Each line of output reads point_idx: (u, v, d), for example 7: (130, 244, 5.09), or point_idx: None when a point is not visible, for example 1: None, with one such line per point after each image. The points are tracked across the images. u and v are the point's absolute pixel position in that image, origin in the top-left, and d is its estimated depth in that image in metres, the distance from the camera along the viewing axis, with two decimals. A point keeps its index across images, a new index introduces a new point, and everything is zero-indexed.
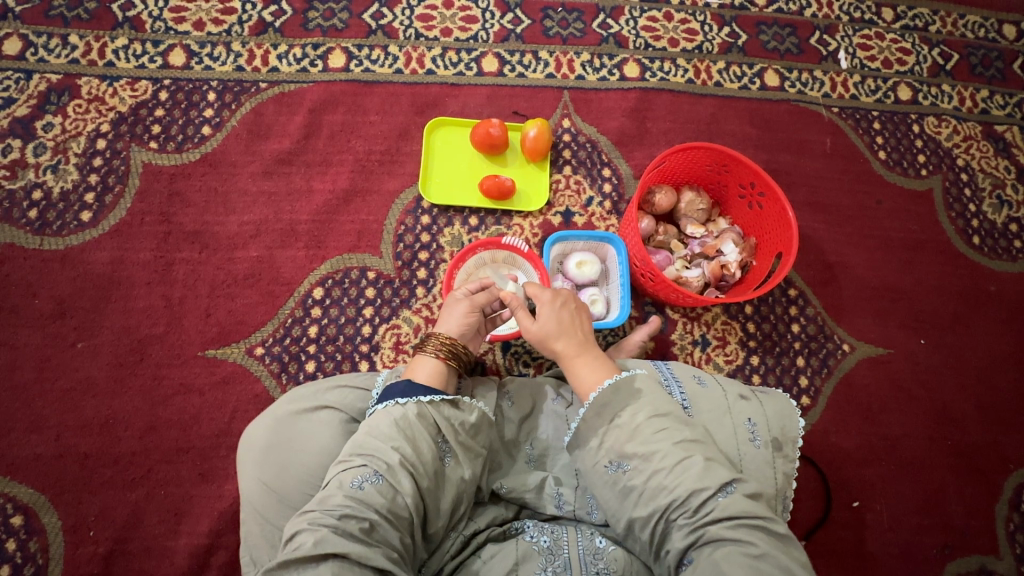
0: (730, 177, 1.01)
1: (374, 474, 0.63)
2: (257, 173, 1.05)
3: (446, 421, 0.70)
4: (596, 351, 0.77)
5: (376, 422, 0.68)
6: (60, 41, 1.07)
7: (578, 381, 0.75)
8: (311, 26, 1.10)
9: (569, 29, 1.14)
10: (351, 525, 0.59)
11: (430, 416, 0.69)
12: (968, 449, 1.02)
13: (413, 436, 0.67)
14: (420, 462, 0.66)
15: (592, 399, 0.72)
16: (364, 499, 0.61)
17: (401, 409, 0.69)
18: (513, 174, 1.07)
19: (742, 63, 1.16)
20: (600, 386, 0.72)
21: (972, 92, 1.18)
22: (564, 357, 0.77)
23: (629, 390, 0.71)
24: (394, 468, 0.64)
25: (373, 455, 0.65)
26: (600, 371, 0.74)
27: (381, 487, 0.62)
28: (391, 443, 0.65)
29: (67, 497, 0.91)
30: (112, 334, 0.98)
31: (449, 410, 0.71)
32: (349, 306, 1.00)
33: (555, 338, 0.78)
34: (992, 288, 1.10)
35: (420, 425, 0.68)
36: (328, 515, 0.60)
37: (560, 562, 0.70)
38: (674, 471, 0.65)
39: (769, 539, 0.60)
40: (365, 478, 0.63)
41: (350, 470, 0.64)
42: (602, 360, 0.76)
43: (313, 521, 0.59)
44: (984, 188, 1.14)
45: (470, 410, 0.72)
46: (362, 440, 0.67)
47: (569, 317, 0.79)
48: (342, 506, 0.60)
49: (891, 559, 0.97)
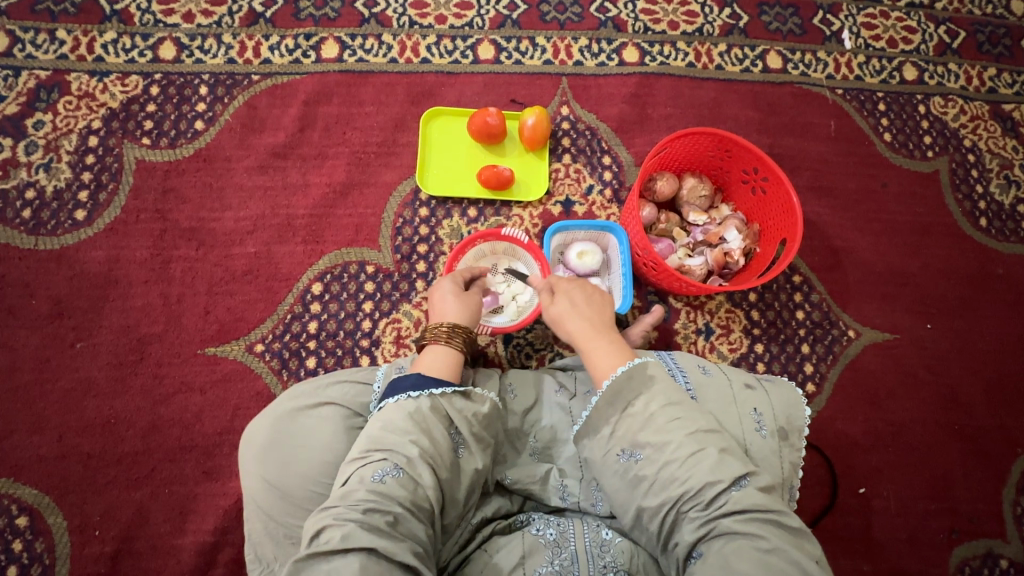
0: (733, 163, 0.99)
1: (394, 467, 0.62)
2: (252, 168, 1.04)
3: (459, 413, 0.70)
4: (609, 336, 0.76)
5: (389, 416, 0.67)
6: (47, 37, 1.05)
7: (593, 365, 0.74)
8: (302, 16, 1.08)
9: (567, 14, 1.12)
10: (376, 520, 0.58)
11: (443, 408, 0.69)
12: (976, 433, 1.02)
13: (429, 428, 0.67)
14: (438, 453, 0.66)
15: (605, 387, 0.70)
16: (387, 492, 0.61)
17: (414, 402, 0.68)
18: (512, 164, 1.06)
19: (744, 45, 1.14)
20: (612, 374, 0.71)
21: (979, 70, 1.15)
22: (579, 341, 0.76)
23: (641, 377, 0.70)
24: (414, 460, 0.63)
25: (391, 449, 0.64)
26: (614, 357, 0.73)
27: (403, 480, 0.62)
28: (408, 436, 0.65)
29: (70, 498, 0.91)
30: (111, 334, 0.97)
31: (461, 402, 0.71)
32: (348, 301, 0.99)
33: (568, 324, 0.78)
34: (999, 271, 1.08)
35: (434, 417, 0.68)
36: (353, 510, 0.59)
37: (566, 555, 0.69)
38: (687, 463, 0.64)
39: (781, 532, 0.60)
40: (386, 471, 0.62)
41: (369, 464, 0.63)
42: (615, 345, 0.75)
43: (338, 516, 0.59)
44: (991, 169, 1.12)
45: (481, 400, 0.72)
46: (377, 433, 0.66)
47: (583, 303, 0.79)
48: (366, 500, 0.60)
49: (898, 544, 0.96)
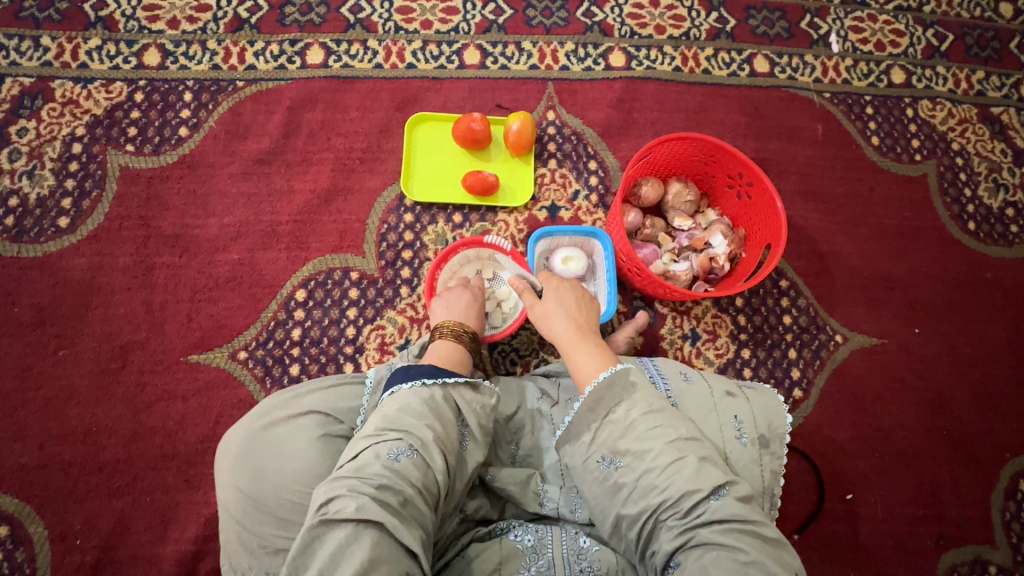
0: (718, 168, 0.99)
1: (409, 447, 0.62)
2: (236, 174, 1.04)
3: (469, 405, 0.70)
4: (596, 342, 0.77)
5: (403, 400, 0.67)
6: (31, 43, 1.05)
7: (575, 367, 0.75)
8: (288, 22, 1.08)
9: (552, 19, 1.11)
10: (389, 497, 0.58)
11: (453, 398, 0.70)
12: (963, 438, 1.01)
13: (442, 415, 0.67)
14: (449, 439, 0.66)
15: (587, 393, 0.71)
16: (401, 471, 0.60)
17: (429, 390, 0.68)
18: (497, 169, 1.05)
19: (731, 49, 1.13)
20: (595, 380, 0.71)
21: (968, 73, 1.15)
22: (564, 344, 0.78)
23: (623, 384, 0.70)
24: (428, 444, 0.63)
25: (405, 430, 0.64)
26: (597, 360, 0.74)
27: (417, 461, 0.62)
28: (424, 420, 0.65)
29: (52, 507, 0.90)
30: (93, 342, 0.97)
31: (470, 394, 0.71)
32: (332, 308, 0.99)
33: (557, 326, 0.80)
34: (987, 275, 1.08)
35: (446, 406, 0.68)
36: (366, 484, 0.59)
37: (543, 562, 0.69)
38: (666, 472, 0.64)
39: (758, 545, 0.59)
40: (401, 451, 0.62)
41: (384, 442, 0.63)
42: (599, 349, 0.76)
43: (353, 488, 0.58)
44: (979, 172, 1.11)
45: (488, 394, 0.73)
46: (391, 414, 0.66)
47: (573, 307, 0.82)
48: (381, 476, 0.59)
49: (886, 550, 0.96)
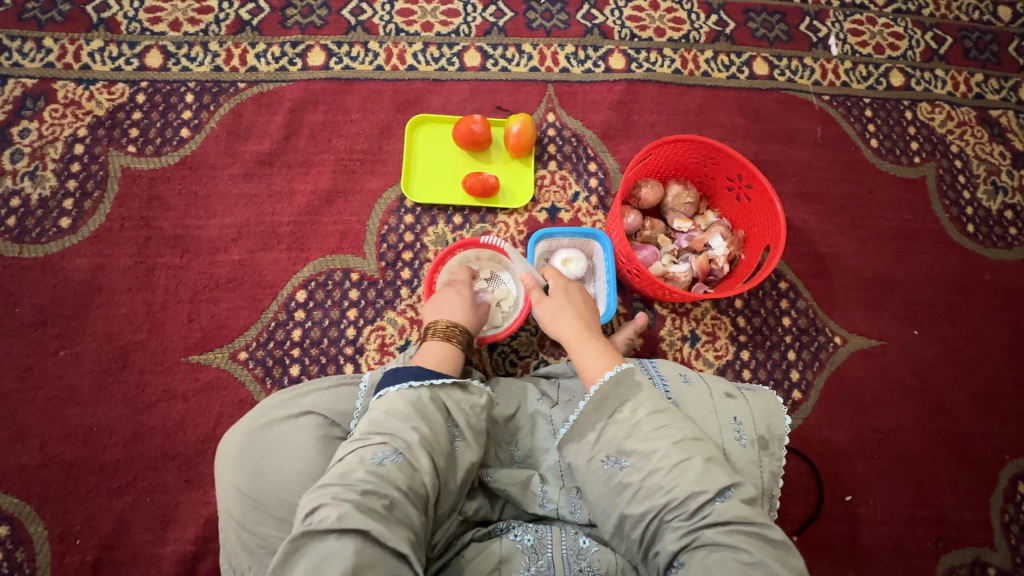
0: (718, 169, 0.99)
1: (394, 451, 0.62)
2: (237, 176, 1.04)
3: (457, 406, 0.70)
4: (601, 341, 0.78)
5: (390, 402, 0.68)
6: (34, 45, 1.05)
7: (581, 365, 0.75)
8: (289, 24, 1.09)
9: (552, 21, 1.12)
10: (373, 502, 0.58)
11: (441, 399, 0.70)
12: (962, 439, 1.01)
13: (428, 416, 0.67)
14: (437, 441, 0.66)
15: (593, 392, 0.70)
16: (385, 476, 0.60)
17: (416, 391, 0.69)
18: (497, 170, 1.06)
19: (730, 52, 1.14)
20: (602, 378, 0.71)
21: (966, 76, 1.15)
22: (570, 341, 0.78)
23: (629, 383, 0.70)
24: (413, 446, 0.64)
25: (390, 433, 0.64)
26: (603, 358, 0.74)
27: (401, 465, 0.62)
28: (410, 423, 0.65)
29: (52, 506, 0.90)
30: (94, 342, 0.97)
31: (458, 394, 0.71)
32: (332, 309, 0.99)
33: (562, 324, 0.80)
34: (986, 277, 1.08)
35: (433, 407, 0.68)
36: (350, 491, 0.59)
37: (543, 562, 0.69)
38: (672, 473, 0.64)
39: (763, 546, 0.59)
40: (386, 455, 0.62)
41: (368, 447, 0.63)
42: (605, 348, 0.76)
43: (336, 496, 0.58)
44: (978, 175, 1.12)
45: (478, 393, 0.73)
46: (377, 418, 0.66)
47: (577, 307, 0.82)
48: (365, 481, 0.59)
49: (885, 552, 0.96)
